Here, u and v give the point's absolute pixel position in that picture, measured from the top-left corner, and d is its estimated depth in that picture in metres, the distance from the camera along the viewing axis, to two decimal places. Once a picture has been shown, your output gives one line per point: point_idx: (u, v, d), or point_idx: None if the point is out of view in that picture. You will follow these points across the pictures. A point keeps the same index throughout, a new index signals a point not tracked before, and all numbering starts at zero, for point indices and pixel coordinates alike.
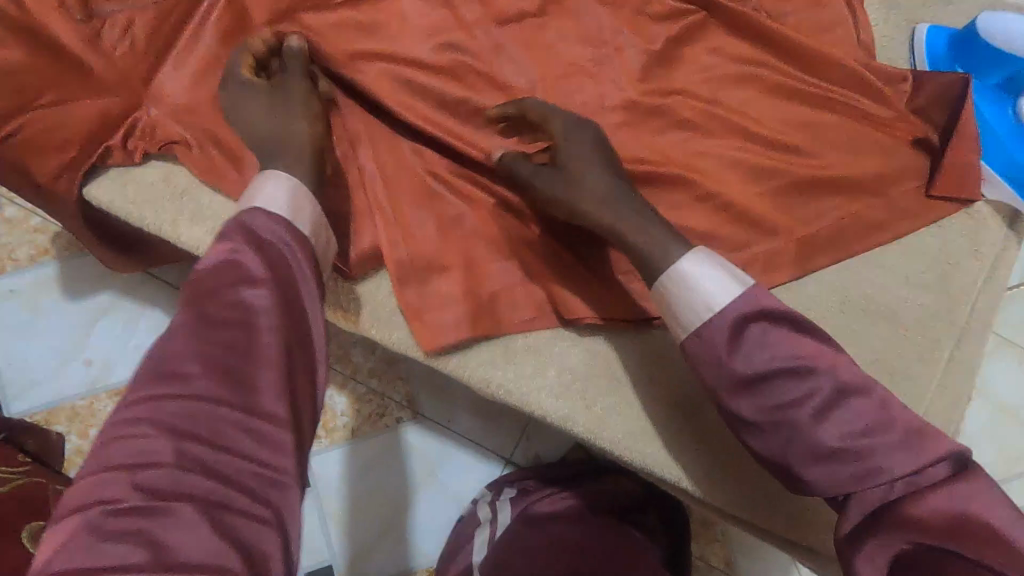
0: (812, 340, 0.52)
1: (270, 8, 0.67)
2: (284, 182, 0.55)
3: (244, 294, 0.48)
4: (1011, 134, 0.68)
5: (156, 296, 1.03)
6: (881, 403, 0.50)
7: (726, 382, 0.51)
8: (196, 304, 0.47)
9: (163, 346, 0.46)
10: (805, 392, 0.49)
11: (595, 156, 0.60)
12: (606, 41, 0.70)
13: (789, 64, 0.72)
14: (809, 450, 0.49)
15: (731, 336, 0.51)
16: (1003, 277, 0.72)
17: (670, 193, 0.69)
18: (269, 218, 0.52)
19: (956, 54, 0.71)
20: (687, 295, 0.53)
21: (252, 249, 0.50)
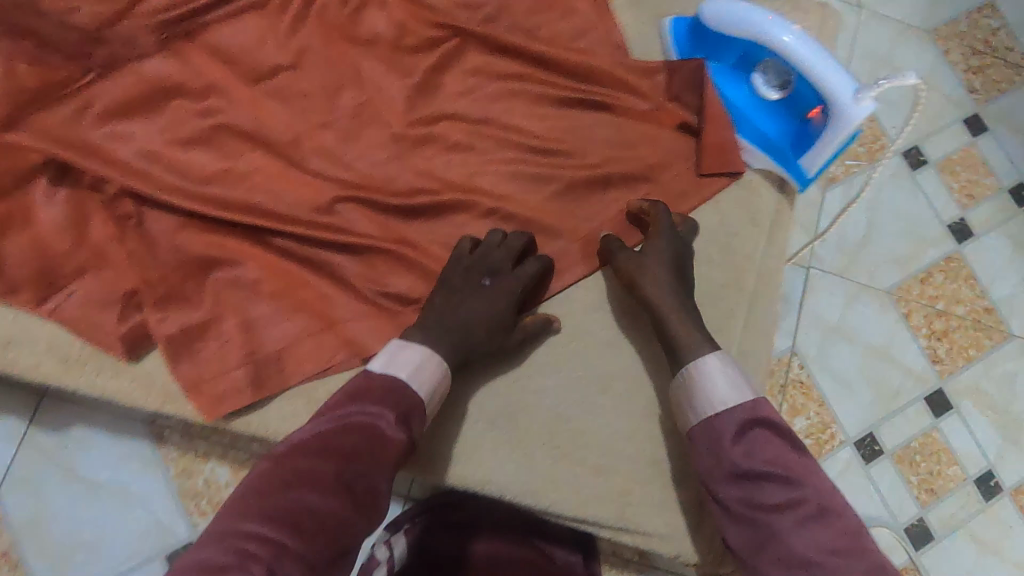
0: (802, 459, 0.59)
1: (5, 100, 0.64)
2: (438, 364, 0.61)
3: (374, 477, 0.53)
4: (753, 107, 0.72)
5: (7, 402, 0.88)
6: (854, 531, 0.55)
7: (720, 472, 0.59)
8: (336, 458, 0.53)
9: (294, 484, 0.51)
10: (789, 498, 0.56)
11: (672, 260, 0.68)
12: (366, 82, 0.71)
13: (551, 73, 0.75)
14: (783, 555, 0.55)
15: (735, 431, 0.59)
16: (783, 238, 0.75)
17: (452, 215, 0.71)
18: (415, 407, 0.59)
19: (692, 42, 0.74)
20: (706, 389, 0.62)
21: (396, 427, 0.56)
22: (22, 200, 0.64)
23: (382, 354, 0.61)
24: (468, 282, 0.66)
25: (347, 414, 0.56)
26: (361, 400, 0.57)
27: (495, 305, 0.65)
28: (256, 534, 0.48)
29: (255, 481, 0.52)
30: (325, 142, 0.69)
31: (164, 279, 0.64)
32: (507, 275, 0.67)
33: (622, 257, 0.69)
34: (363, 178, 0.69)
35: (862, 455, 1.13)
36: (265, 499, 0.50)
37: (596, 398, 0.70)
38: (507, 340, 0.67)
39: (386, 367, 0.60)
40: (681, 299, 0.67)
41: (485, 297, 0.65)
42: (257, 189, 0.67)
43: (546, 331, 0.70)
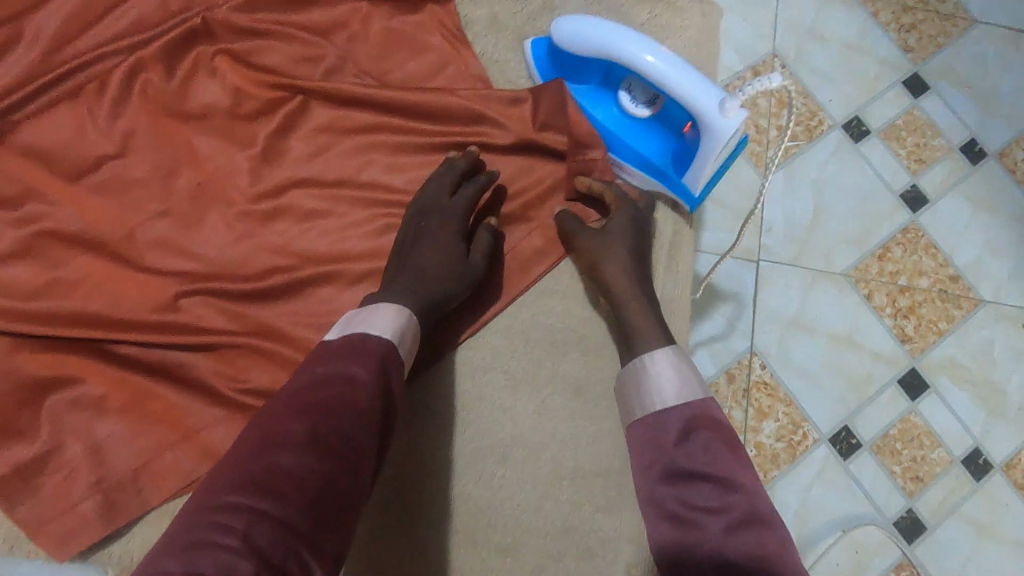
0: (742, 464, 0.52)
1: None
2: (399, 310, 0.56)
3: (353, 425, 0.48)
4: (623, 127, 0.65)
5: None
6: (787, 550, 0.47)
7: (658, 470, 0.52)
8: (307, 416, 0.47)
9: (268, 444, 0.45)
10: (723, 503, 0.49)
11: (634, 238, 0.63)
12: (203, 159, 0.65)
13: (408, 118, 0.68)
14: (708, 561, 0.47)
15: (679, 429, 0.53)
16: (686, 260, 0.69)
17: (313, 289, 0.64)
18: (384, 349, 0.53)
19: (552, 64, 0.68)
20: (656, 380, 0.56)
21: (366, 370, 0.51)
22: None
23: (338, 325, 0.55)
24: (411, 232, 0.63)
25: (314, 372, 0.50)
26: (327, 353, 0.52)
27: (446, 238, 0.62)
28: (234, 504, 0.42)
29: (226, 461, 0.46)
30: (163, 232, 0.63)
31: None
32: (451, 204, 0.63)
33: (584, 236, 0.64)
34: (208, 268, 0.63)
35: (839, 452, 0.97)
36: (240, 467, 0.44)
37: (496, 470, 0.63)
38: (470, 259, 0.63)
39: (343, 331, 0.54)
40: (639, 267, 0.63)
41: (436, 240, 0.62)
42: (91, 296, 0.61)
43: (499, 243, 0.66)
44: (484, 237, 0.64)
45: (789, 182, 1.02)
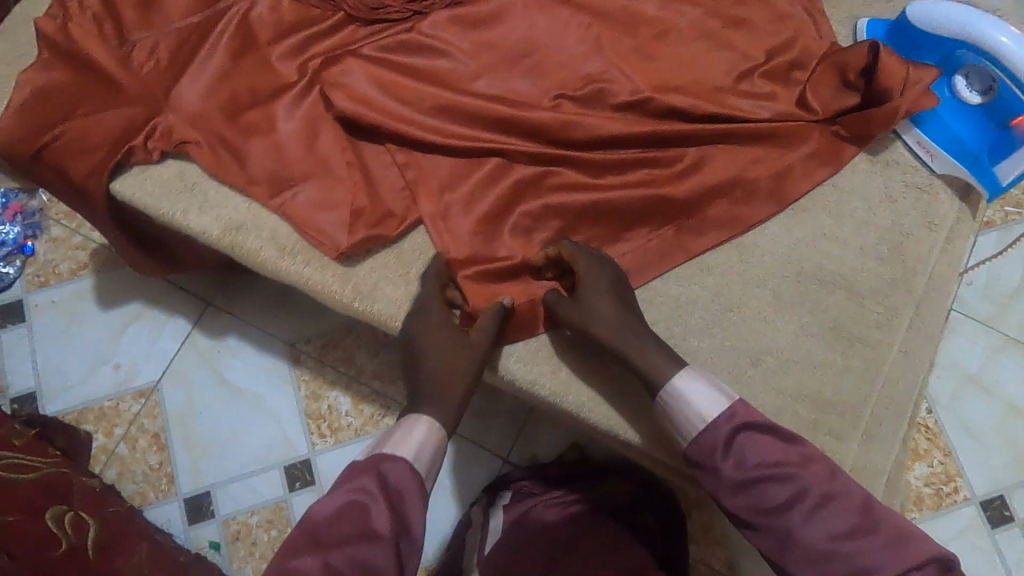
0: (794, 448, 0.61)
1: (273, 30, 0.78)
2: (430, 428, 0.63)
3: (368, 555, 0.54)
4: (949, 109, 0.72)
5: (260, 320, 1.24)
6: (862, 504, 0.58)
7: (726, 486, 0.61)
8: (323, 547, 0.54)
9: (295, 570, 0.53)
10: (793, 497, 0.59)
11: (609, 287, 0.68)
12: (568, 44, 0.77)
13: (747, 51, 0.77)
14: (802, 552, 0.57)
15: (727, 441, 0.61)
16: (960, 248, 0.74)
17: (628, 166, 0.74)
18: (399, 471, 0.59)
19: (890, 39, 0.76)
20: (681, 409, 0.63)
21: (375, 497, 0.57)
22: (269, 109, 0.76)
23: (375, 441, 0.63)
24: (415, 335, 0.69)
25: (341, 492, 0.57)
26: (332, 486, 0.59)
27: (435, 345, 0.68)
28: None
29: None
30: (533, 89, 0.76)
31: (374, 195, 0.73)
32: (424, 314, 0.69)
33: (562, 308, 0.69)
34: (557, 130, 0.74)
35: (988, 517, 1.17)
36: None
37: (748, 370, 0.70)
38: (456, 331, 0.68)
39: (373, 449, 0.62)
40: (620, 301, 0.68)
41: (430, 348, 0.68)
42: (463, 124, 0.75)
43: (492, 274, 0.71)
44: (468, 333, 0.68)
45: None
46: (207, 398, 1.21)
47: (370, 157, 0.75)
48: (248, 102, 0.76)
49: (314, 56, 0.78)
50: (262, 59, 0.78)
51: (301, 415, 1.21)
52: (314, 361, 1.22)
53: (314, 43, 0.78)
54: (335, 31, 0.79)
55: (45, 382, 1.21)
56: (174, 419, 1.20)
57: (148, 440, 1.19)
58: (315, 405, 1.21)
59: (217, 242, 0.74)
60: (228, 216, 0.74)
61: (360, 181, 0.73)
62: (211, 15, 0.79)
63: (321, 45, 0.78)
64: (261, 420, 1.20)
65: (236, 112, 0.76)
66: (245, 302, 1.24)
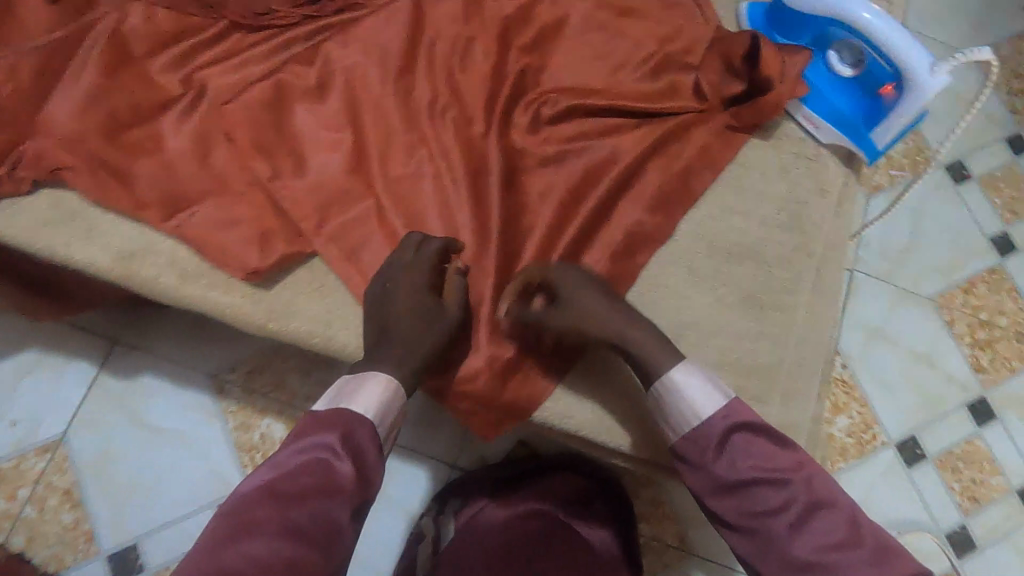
0: (792, 456, 0.63)
1: (151, 42, 0.73)
2: (386, 385, 0.62)
3: (330, 508, 0.56)
4: (826, 83, 0.77)
5: (174, 353, 1.15)
6: (850, 518, 0.60)
7: (713, 485, 0.63)
8: (281, 500, 0.56)
9: (243, 523, 0.54)
10: (781, 501, 0.60)
11: (592, 282, 0.67)
12: (466, 40, 0.77)
13: (640, 40, 0.80)
14: (780, 557, 0.60)
15: (719, 441, 0.62)
16: (851, 210, 0.79)
17: (537, 158, 0.75)
18: (362, 430, 0.60)
19: (767, 24, 0.81)
20: (675, 404, 0.64)
21: (341, 458, 0.58)
22: (153, 127, 0.71)
23: (330, 391, 0.63)
24: (378, 290, 0.66)
25: (298, 449, 0.59)
26: (293, 439, 0.60)
27: (406, 292, 0.65)
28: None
29: (207, 530, 0.56)
30: (433, 89, 0.75)
31: (278, 207, 0.70)
32: (410, 266, 0.66)
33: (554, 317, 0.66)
34: (461, 127, 0.74)
35: (903, 458, 1.27)
36: (207, 550, 0.53)
37: (670, 347, 0.72)
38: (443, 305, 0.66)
39: (332, 403, 0.62)
40: (606, 296, 0.67)
41: (400, 292, 0.65)
42: (367, 129, 0.73)
43: None
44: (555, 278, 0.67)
45: None
46: (125, 443, 1.12)
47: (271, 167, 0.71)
48: (129, 119, 0.71)
49: (199, 67, 0.73)
50: (141, 73, 0.72)
51: (232, 447, 1.13)
52: (241, 389, 1.15)
53: (198, 54, 0.74)
54: (220, 39, 0.74)
55: None
56: (88, 470, 1.10)
57: (59, 497, 1.09)
58: (246, 435, 1.14)
59: (108, 273, 0.68)
60: (119, 244, 0.68)
61: (261, 195, 0.70)
62: (79, 28, 0.73)
63: (206, 55, 0.74)
64: (188, 459, 1.12)
65: (116, 132, 0.70)
66: (157, 337, 1.15)
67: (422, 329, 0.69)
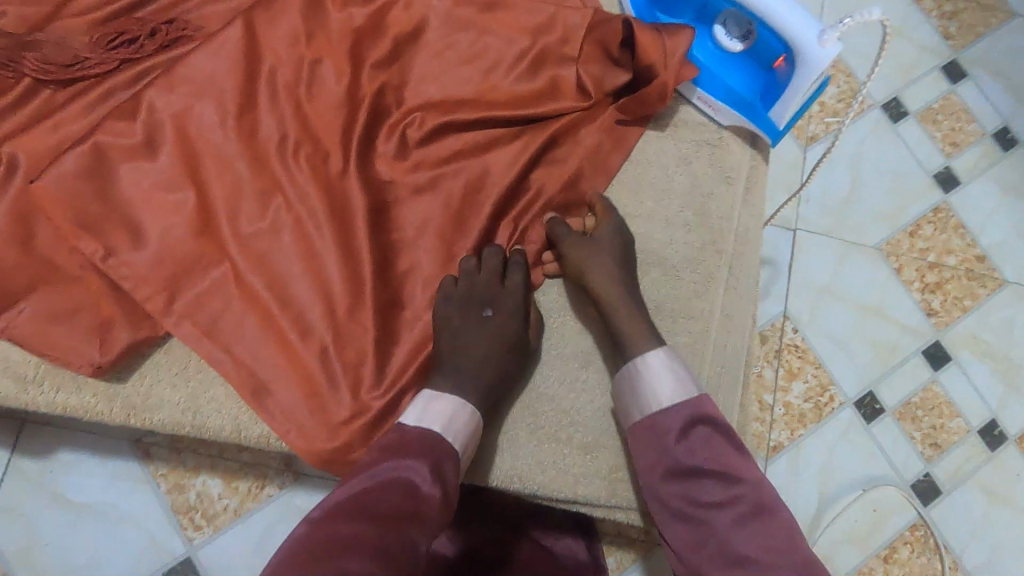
0: (746, 460, 0.60)
1: None
2: (470, 413, 0.60)
3: (418, 536, 0.50)
4: (716, 60, 0.70)
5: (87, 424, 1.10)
6: (787, 528, 0.57)
7: (664, 467, 0.60)
8: (374, 521, 0.50)
9: (333, 545, 0.48)
10: (725, 497, 0.58)
11: (619, 250, 0.67)
12: (310, 65, 0.68)
13: (511, 33, 0.71)
14: (716, 549, 0.57)
15: (683, 428, 0.60)
16: (761, 194, 0.73)
17: (410, 188, 0.67)
18: (450, 459, 0.57)
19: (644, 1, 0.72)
20: (647, 386, 0.62)
21: (431, 482, 0.54)
22: None
23: (413, 409, 0.60)
24: (467, 319, 0.63)
25: (389, 468, 0.54)
26: (389, 457, 0.55)
27: (502, 323, 0.64)
28: None
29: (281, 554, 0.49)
30: (281, 123, 0.66)
31: (119, 288, 0.62)
32: (508, 295, 0.65)
33: (568, 241, 0.66)
34: (319, 165, 0.66)
35: (863, 414, 1.12)
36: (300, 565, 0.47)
37: (579, 374, 0.68)
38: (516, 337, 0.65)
39: (420, 421, 0.58)
40: (621, 272, 0.66)
41: (484, 329, 0.63)
42: (211, 183, 0.65)
43: (284, 346, 0.63)
44: (558, 232, 0.67)
45: (836, 159, 1.20)
46: (51, 526, 1.06)
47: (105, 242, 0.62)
48: None
49: (3, 136, 0.64)
50: None
51: (167, 513, 1.07)
52: (167, 449, 1.10)
53: (1, 121, 0.64)
54: (24, 101, 0.65)
55: None
56: (18, 560, 1.04)
57: None
58: (181, 497, 1.07)
59: None
60: None
61: (99, 277, 0.62)
62: None
63: (10, 121, 0.64)
64: (123, 531, 1.06)
65: None
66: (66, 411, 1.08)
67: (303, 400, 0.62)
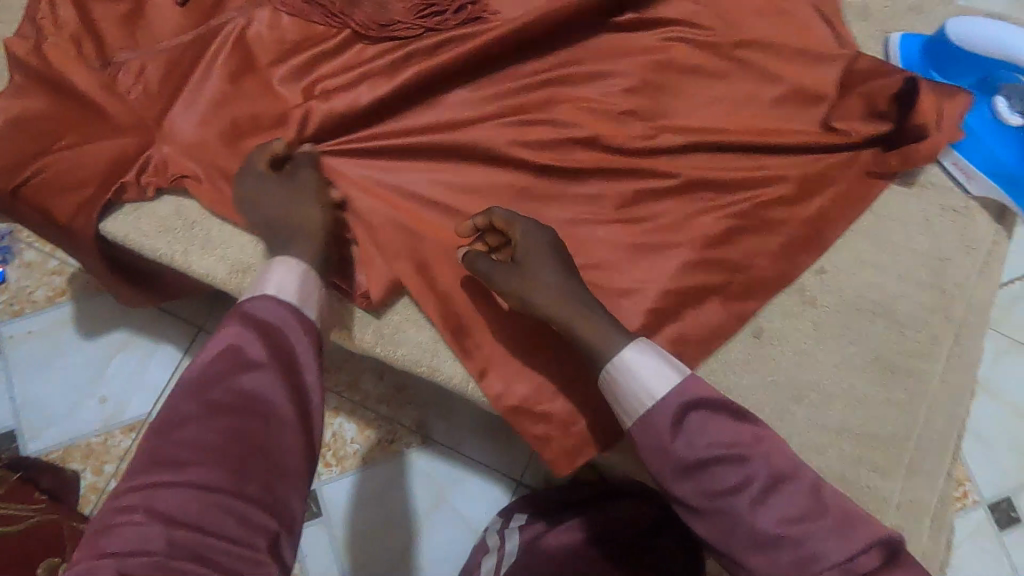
0: (747, 429, 0.57)
1: (275, 50, 0.72)
2: (301, 271, 0.59)
3: (243, 381, 0.53)
4: (988, 129, 0.71)
5: None
6: (813, 490, 0.55)
7: (670, 469, 0.56)
8: (197, 401, 0.52)
9: (168, 432, 0.51)
10: (741, 478, 0.55)
11: (549, 250, 0.62)
12: (591, 64, 0.73)
13: (780, 67, 0.73)
14: (748, 537, 0.54)
15: (673, 419, 0.56)
16: (996, 271, 0.73)
17: (661, 192, 0.70)
18: (275, 305, 0.57)
19: (927, 59, 0.73)
20: (630, 385, 0.58)
21: (245, 333, 0.55)
22: (271, 137, 0.70)
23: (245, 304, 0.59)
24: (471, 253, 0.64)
25: (214, 345, 0.55)
26: (210, 340, 0.56)
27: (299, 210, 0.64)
28: (153, 486, 0.48)
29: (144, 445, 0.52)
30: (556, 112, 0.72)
31: (393, 230, 0.68)
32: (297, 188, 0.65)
33: (499, 277, 0.62)
34: (585, 155, 0.70)
35: (996, 519, 1.12)
36: (151, 446, 0.51)
37: (789, 406, 0.68)
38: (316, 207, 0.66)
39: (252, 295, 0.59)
40: (562, 271, 0.62)
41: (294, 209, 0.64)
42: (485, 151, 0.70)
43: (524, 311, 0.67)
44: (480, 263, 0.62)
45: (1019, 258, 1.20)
46: None
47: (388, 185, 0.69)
48: (249, 127, 0.70)
49: (320, 78, 0.72)
50: (264, 81, 0.71)
51: None
52: None
53: (319, 65, 0.72)
54: (342, 51, 0.73)
55: (24, 417, 1.13)
56: None
57: None
58: None
59: (222, 285, 0.68)
60: (235, 257, 0.68)
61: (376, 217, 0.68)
62: (205, 32, 0.72)
63: (326, 66, 0.72)
64: None
65: (236, 141, 0.70)
66: None
67: (533, 366, 0.66)
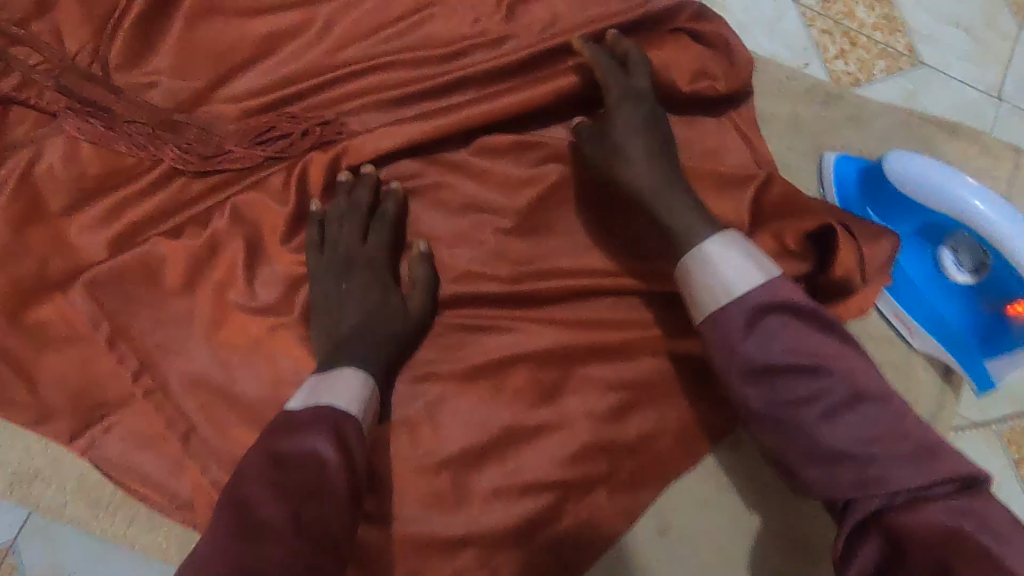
0: (831, 339, 0.45)
1: (70, 192, 0.58)
2: (365, 383, 0.50)
3: (333, 508, 0.43)
4: (933, 284, 0.61)
5: None
6: (899, 410, 0.43)
7: (735, 368, 0.45)
8: (281, 504, 0.42)
9: (249, 544, 0.40)
10: (814, 390, 0.43)
11: (646, 119, 0.55)
12: (460, 198, 0.61)
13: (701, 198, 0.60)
14: (812, 454, 0.43)
15: (747, 319, 0.45)
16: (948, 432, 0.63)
17: (549, 358, 0.59)
18: (352, 425, 0.47)
19: (865, 192, 0.62)
20: (701, 274, 0.48)
21: (331, 441, 0.44)
22: (65, 306, 0.56)
23: (303, 392, 0.49)
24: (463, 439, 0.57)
25: (289, 442, 0.44)
26: (263, 446, 0.45)
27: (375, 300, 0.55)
28: None
29: (207, 534, 0.41)
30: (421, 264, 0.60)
31: (218, 423, 0.55)
32: (367, 262, 0.56)
33: (590, 146, 0.57)
34: (456, 324, 0.59)
35: None
36: (208, 560, 0.39)
37: None
38: (409, 309, 0.56)
39: (308, 400, 0.48)
40: (659, 154, 0.54)
41: (366, 297, 0.55)
42: None
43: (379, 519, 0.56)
44: (580, 137, 0.58)
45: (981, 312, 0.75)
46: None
47: (216, 366, 0.56)
48: (38, 294, 0.56)
49: (127, 225, 0.58)
50: (57, 231, 0.57)
51: None
52: None
53: (126, 208, 0.58)
54: (157, 189, 0.59)
55: None
56: None
57: None
58: None
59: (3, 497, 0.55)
60: (17, 464, 0.55)
61: (197, 406, 0.56)
62: None
63: (135, 209, 0.58)
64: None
65: (20, 312, 0.56)
66: None
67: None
